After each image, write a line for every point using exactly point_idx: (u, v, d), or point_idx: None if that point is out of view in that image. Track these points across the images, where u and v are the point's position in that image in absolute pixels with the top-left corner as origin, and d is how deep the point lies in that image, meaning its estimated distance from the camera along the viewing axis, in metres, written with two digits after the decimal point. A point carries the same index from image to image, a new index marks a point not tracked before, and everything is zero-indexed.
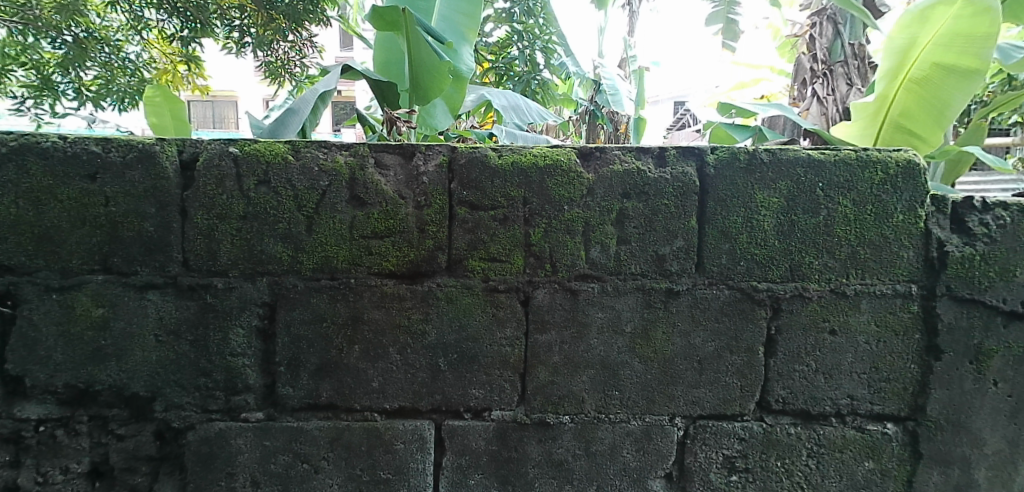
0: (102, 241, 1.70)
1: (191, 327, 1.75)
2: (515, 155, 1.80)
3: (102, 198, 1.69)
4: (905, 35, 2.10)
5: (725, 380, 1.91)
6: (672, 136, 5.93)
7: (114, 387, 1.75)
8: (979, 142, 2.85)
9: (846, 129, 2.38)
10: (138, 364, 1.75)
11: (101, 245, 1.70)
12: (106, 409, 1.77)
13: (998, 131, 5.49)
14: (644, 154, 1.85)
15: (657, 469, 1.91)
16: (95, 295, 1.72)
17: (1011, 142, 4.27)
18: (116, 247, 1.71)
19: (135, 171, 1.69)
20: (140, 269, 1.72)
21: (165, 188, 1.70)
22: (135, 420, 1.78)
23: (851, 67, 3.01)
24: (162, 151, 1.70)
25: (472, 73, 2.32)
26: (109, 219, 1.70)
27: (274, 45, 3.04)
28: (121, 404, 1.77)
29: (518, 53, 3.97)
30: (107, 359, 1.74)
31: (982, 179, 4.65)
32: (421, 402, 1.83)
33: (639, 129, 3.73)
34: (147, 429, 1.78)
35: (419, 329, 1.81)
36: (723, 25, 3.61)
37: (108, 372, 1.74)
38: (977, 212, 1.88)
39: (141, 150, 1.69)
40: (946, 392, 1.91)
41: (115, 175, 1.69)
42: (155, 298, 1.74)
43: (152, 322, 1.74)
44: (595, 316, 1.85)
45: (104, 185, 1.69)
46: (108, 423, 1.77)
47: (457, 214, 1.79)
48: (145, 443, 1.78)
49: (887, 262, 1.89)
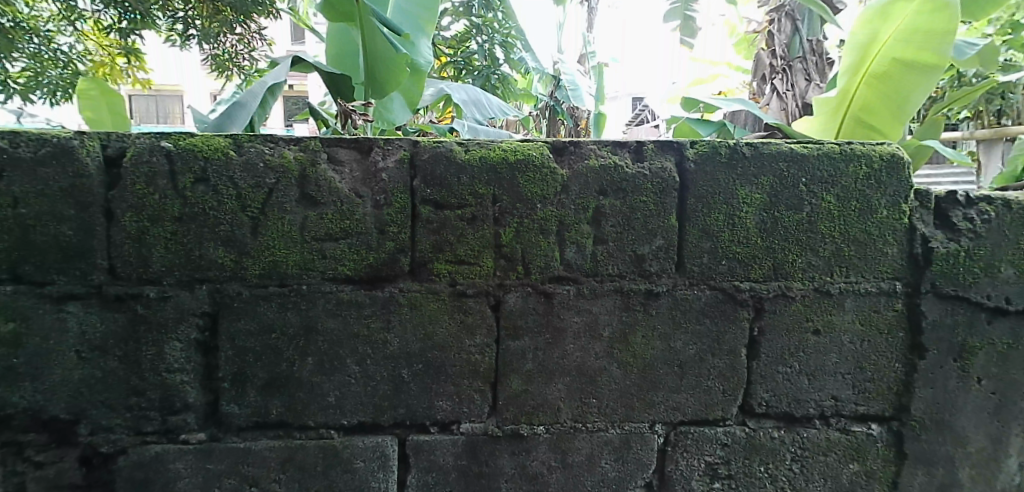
0: (13, 247, 1.56)
1: (120, 341, 1.62)
2: (483, 149, 1.68)
3: (11, 199, 1.55)
4: (866, 30, 2.03)
5: (707, 384, 1.82)
6: (631, 130, 5.94)
7: (31, 410, 1.61)
8: (937, 137, 2.60)
9: (807, 124, 2.31)
10: (59, 383, 1.61)
11: (12, 251, 1.56)
12: (22, 434, 1.62)
13: (955, 124, 5.59)
14: (620, 148, 1.74)
15: (637, 478, 1.82)
16: (5, 308, 1.57)
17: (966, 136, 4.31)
18: (29, 254, 1.56)
19: (50, 169, 1.55)
20: (58, 278, 1.58)
21: (86, 187, 1.56)
22: (56, 445, 1.64)
23: (810, 63, 2.92)
24: (82, 146, 1.56)
25: (430, 67, 2.25)
26: (21, 222, 1.55)
27: (221, 38, 2.78)
28: (40, 427, 1.63)
29: (477, 47, 3.85)
30: (21, 379, 1.59)
31: (936, 170, 4.71)
32: (382, 416, 1.71)
33: (599, 124, 3.87)
34: (71, 454, 1.64)
35: (379, 338, 1.69)
36: (681, 22, 3.52)
37: (22, 393, 1.60)
38: (960, 207, 1.81)
39: (57, 146, 1.55)
40: (931, 391, 1.84)
41: (27, 172, 1.54)
42: (77, 309, 1.60)
43: (73, 337, 1.60)
44: (570, 321, 1.75)
45: (13, 184, 1.54)
46: (25, 449, 1.62)
47: (421, 213, 1.67)
48: (68, 469, 1.64)
49: (873, 259, 1.81)
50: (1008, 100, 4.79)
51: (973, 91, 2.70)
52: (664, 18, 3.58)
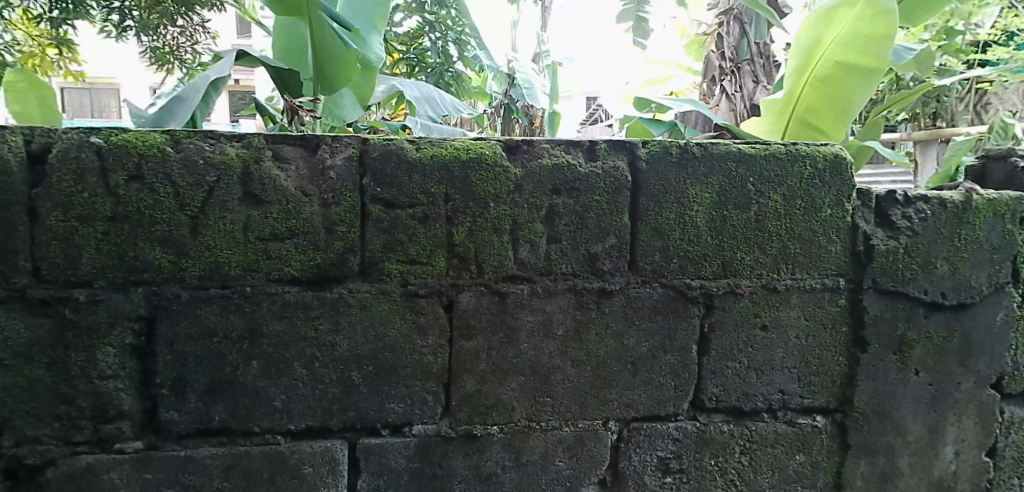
0: None
1: (47, 347, 1.53)
2: (435, 147, 1.66)
3: None
4: (810, 34, 2.10)
5: (659, 381, 1.84)
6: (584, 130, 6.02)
7: None
8: (877, 138, 2.70)
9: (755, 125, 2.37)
10: None
11: None
12: None
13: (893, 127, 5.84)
14: (574, 148, 1.75)
15: (591, 475, 1.84)
16: None
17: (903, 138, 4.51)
18: None
19: None
20: None
21: (7, 184, 1.47)
22: None
23: (757, 66, 3.00)
24: (2, 141, 1.47)
25: (382, 62, 2.22)
26: None
27: (161, 30, 2.67)
28: None
29: (431, 44, 3.83)
30: None
31: (876, 170, 4.91)
32: (331, 420, 1.68)
33: (553, 122, 3.87)
34: None
35: (328, 340, 1.65)
36: (634, 23, 3.57)
37: None
38: (899, 206, 1.88)
39: None
40: (871, 383, 1.92)
41: None
42: None
43: None
44: (524, 320, 1.75)
45: None
46: None
47: (371, 212, 1.63)
48: None
49: (817, 256, 1.86)
50: (942, 102, 5.04)
51: (909, 95, 2.82)
52: (618, 19, 3.62)
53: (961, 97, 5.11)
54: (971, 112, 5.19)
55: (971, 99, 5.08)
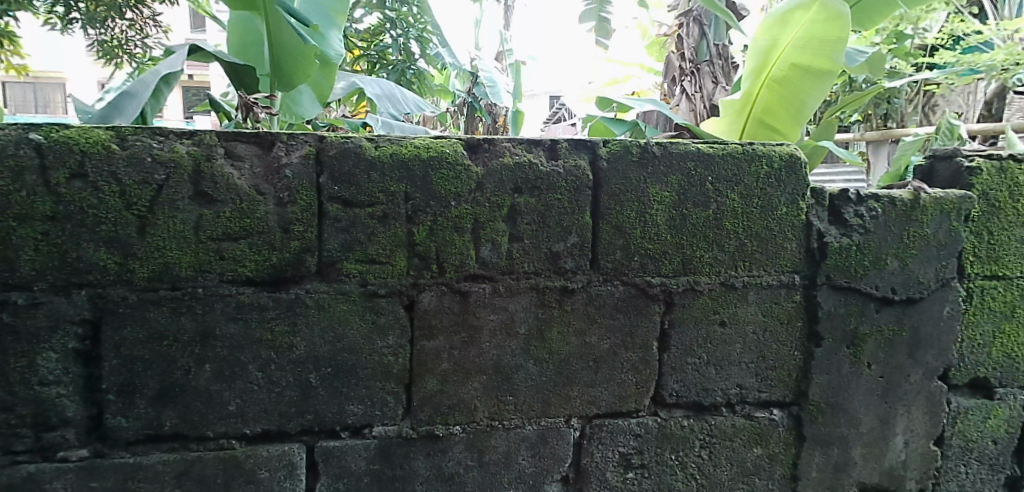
0: None
1: None
2: (394, 146, 1.64)
3: None
4: (766, 36, 2.14)
5: (621, 377, 1.86)
6: (548, 129, 6.05)
7: None
8: (831, 138, 2.78)
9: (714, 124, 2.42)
10: None
11: None
12: None
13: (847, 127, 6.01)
14: (535, 147, 1.75)
15: (554, 473, 1.84)
16: None
17: (855, 138, 4.65)
18: None
19: None
20: None
21: None
22: None
23: (716, 67, 3.05)
24: None
25: (341, 59, 2.21)
26: None
27: (109, 22, 2.60)
28: None
29: (391, 41, 3.77)
30: None
31: (831, 169, 5.05)
32: (289, 423, 1.64)
33: (515, 121, 3.90)
34: None
35: (285, 342, 1.62)
36: (596, 23, 3.60)
37: None
38: (851, 204, 1.93)
39: None
40: (825, 377, 1.97)
41: None
42: None
43: None
44: (485, 319, 1.74)
45: None
46: None
47: (328, 211, 1.60)
48: None
49: (773, 253, 1.90)
50: (892, 104, 5.22)
51: (862, 96, 2.91)
52: (580, 18, 3.64)
53: (910, 98, 5.30)
54: (919, 113, 5.39)
55: (919, 101, 5.27)
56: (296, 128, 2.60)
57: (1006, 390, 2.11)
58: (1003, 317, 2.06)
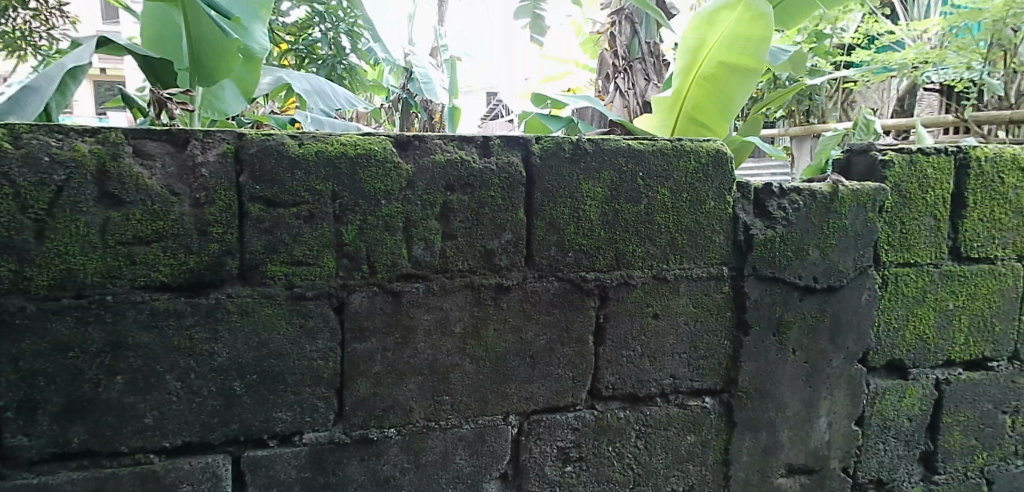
0: None
1: None
2: (320, 143, 1.59)
3: None
4: (695, 35, 2.20)
5: (557, 373, 1.87)
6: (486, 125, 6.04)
7: None
8: (757, 134, 2.89)
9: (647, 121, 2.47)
10: None
11: None
12: None
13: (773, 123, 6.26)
14: (467, 144, 1.73)
15: (492, 471, 1.84)
16: None
17: (781, 134, 4.83)
18: None
19: None
20: None
21: None
22: None
23: (648, 64, 3.12)
24: None
25: (265, 53, 2.09)
26: None
27: (10, 12, 2.47)
28: None
29: (320, 35, 3.68)
30: None
31: (759, 163, 5.24)
32: (212, 434, 1.58)
33: (452, 118, 3.85)
34: None
35: (205, 350, 1.54)
36: (530, 20, 3.61)
37: None
38: (775, 197, 2.00)
39: None
40: (753, 364, 2.04)
41: None
42: None
43: None
44: (419, 319, 1.72)
45: None
46: None
47: (250, 212, 1.54)
48: None
49: (701, 246, 1.96)
50: (813, 100, 5.48)
51: (784, 93, 3.03)
52: (515, 15, 3.65)
53: (830, 95, 5.58)
54: (838, 110, 5.68)
55: (838, 97, 5.55)
56: (218, 125, 2.46)
57: (918, 370, 2.25)
58: (914, 301, 2.20)
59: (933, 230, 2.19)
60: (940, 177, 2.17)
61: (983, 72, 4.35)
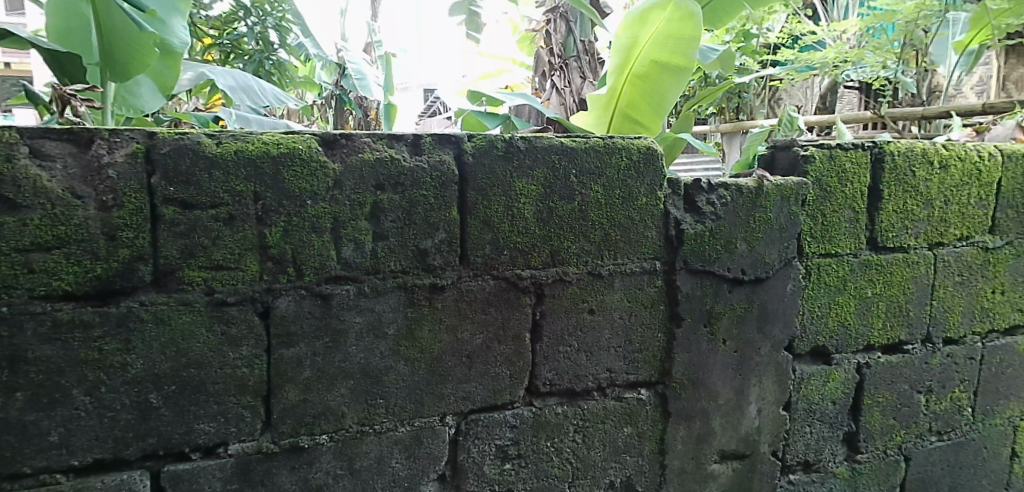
0: None
1: None
2: (238, 142, 1.53)
3: None
4: (627, 34, 2.24)
5: (494, 371, 1.87)
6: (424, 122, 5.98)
7: None
8: (689, 131, 2.95)
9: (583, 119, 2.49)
10: None
11: None
12: None
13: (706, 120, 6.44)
14: (397, 142, 1.69)
15: (430, 473, 1.83)
16: None
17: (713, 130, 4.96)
18: None
19: None
20: None
21: None
22: None
23: (583, 62, 3.14)
24: None
25: (185, 47, 2.01)
26: None
27: None
28: None
29: (246, 30, 3.57)
30: None
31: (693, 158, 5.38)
32: (127, 449, 1.50)
33: (389, 115, 3.75)
34: None
35: (117, 361, 1.47)
36: (466, 17, 3.58)
37: None
38: (704, 192, 2.06)
39: None
40: (685, 355, 2.10)
41: None
42: None
43: None
44: (351, 322, 1.68)
45: None
46: None
47: (163, 214, 1.47)
48: None
49: (634, 242, 1.99)
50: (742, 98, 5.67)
51: (714, 91, 3.12)
52: (450, 11, 3.61)
53: (757, 93, 5.78)
54: (766, 107, 5.90)
55: (765, 95, 5.77)
56: (137, 123, 2.38)
57: (841, 355, 2.36)
58: (835, 290, 2.31)
59: (852, 221, 2.30)
60: (857, 171, 2.28)
61: (898, 71, 4.55)
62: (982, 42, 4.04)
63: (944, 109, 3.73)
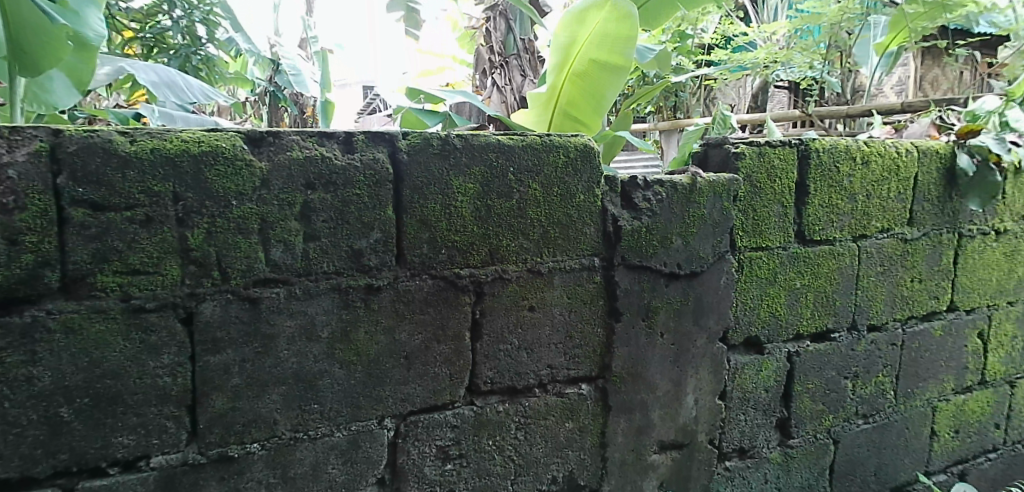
0: None
1: None
2: (155, 140, 1.45)
3: None
4: (566, 33, 2.27)
5: (433, 371, 1.85)
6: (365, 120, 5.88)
7: None
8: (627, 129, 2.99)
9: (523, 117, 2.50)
10: None
11: None
12: None
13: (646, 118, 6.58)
14: (328, 140, 1.65)
15: (369, 477, 1.79)
16: None
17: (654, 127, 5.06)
18: None
19: None
20: None
21: None
22: None
23: (523, 60, 3.15)
24: None
25: (102, 41, 1.91)
26: None
27: None
28: None
29: (171, 23, 3.41)
30: None
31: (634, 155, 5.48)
32: (38, 467, 1.41)
33: (326, 114, 3.65)
34: None
35: (23, 374, 1.38)
36: (405, 13, 3.53)
37: None
38: (640, 189, 2.10)
39: None
40: (624, 350, 2.13)
41: None
42: None
43: None
44: (282, 325, 1.63)
45: None
46: None
47: (72, 217, 1.38)
48: None
49: (573, 239, 2.01)
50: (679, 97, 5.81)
51: (652, 90, 3.18)
52: (389, 7, 3.55)
53: (694, 92, 5.94)
54: (702, 106, 6.07)
55: (701, 94, 5.93)
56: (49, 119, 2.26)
57: (773, 345, 2.46)
58: (766, 283, 2.40)
59: (781, 216, 2.39)
60: (785, 167, 2.37)
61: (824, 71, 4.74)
62: (901, 44, 4.24)
63: (867, 108, 3.92)
